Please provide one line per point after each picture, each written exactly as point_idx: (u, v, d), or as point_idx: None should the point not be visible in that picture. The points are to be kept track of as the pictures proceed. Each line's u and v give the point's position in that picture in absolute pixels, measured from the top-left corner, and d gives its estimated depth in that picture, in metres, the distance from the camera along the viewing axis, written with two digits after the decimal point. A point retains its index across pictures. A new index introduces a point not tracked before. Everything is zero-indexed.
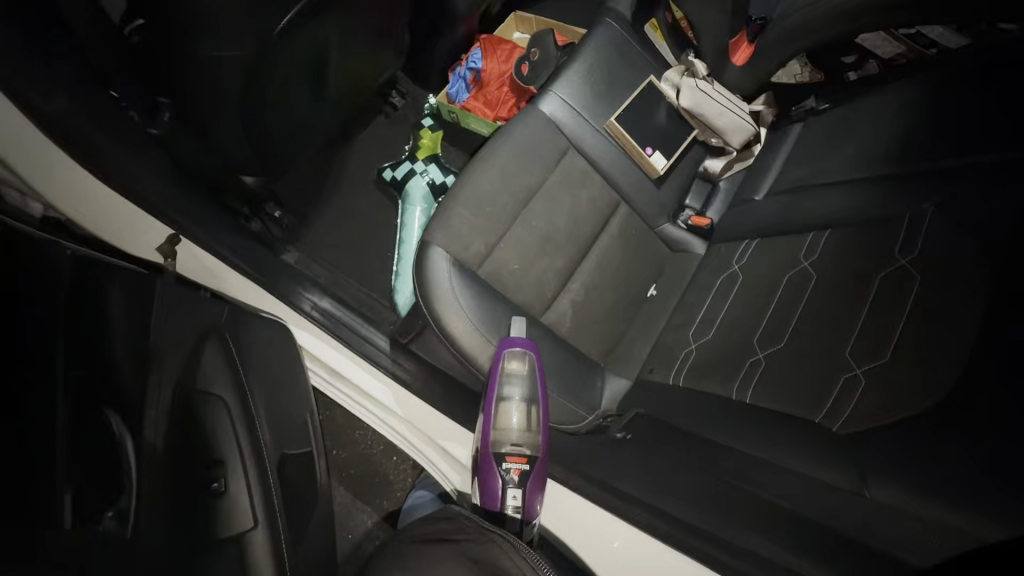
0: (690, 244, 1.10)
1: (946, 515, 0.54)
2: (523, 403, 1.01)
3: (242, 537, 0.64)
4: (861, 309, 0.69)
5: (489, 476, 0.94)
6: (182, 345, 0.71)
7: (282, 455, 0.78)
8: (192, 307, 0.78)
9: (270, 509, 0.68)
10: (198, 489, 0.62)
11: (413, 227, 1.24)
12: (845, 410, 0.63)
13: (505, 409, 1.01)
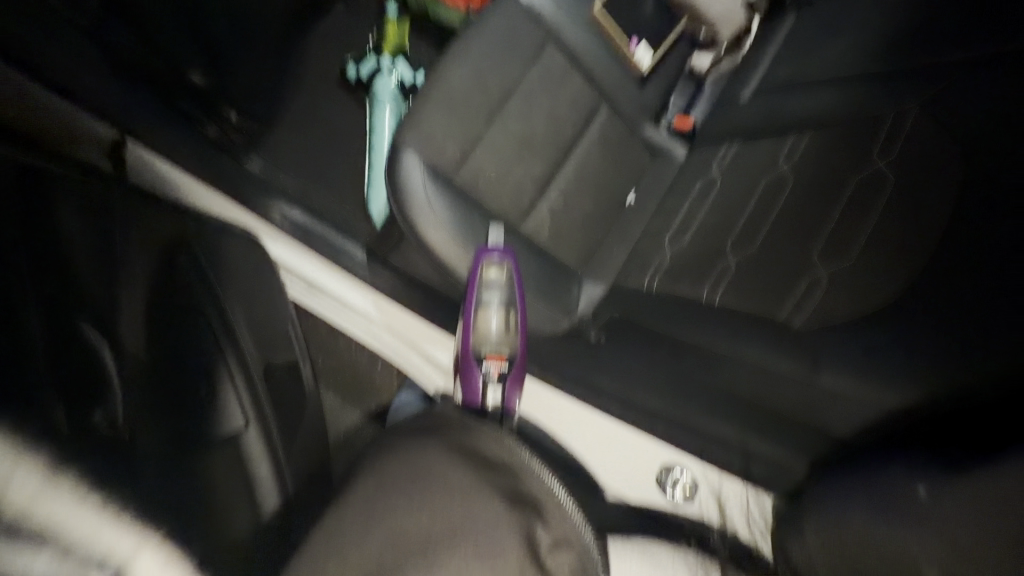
0: (672, 147, 1.09)
1: (888, 397, 0.59)
2: (501, 307, 0.98)
3: (235, 437, 0.67)
4: (834, 213, 0.71)
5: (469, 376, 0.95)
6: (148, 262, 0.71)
7: (267, 362, 0.79)
8: (150, 220, 0.76)
9: (262, 411, 0.71)
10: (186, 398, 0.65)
11: (384, 132, 1.16)
12: (809, 306, 0.67)
13: (484, 314, 0.99)
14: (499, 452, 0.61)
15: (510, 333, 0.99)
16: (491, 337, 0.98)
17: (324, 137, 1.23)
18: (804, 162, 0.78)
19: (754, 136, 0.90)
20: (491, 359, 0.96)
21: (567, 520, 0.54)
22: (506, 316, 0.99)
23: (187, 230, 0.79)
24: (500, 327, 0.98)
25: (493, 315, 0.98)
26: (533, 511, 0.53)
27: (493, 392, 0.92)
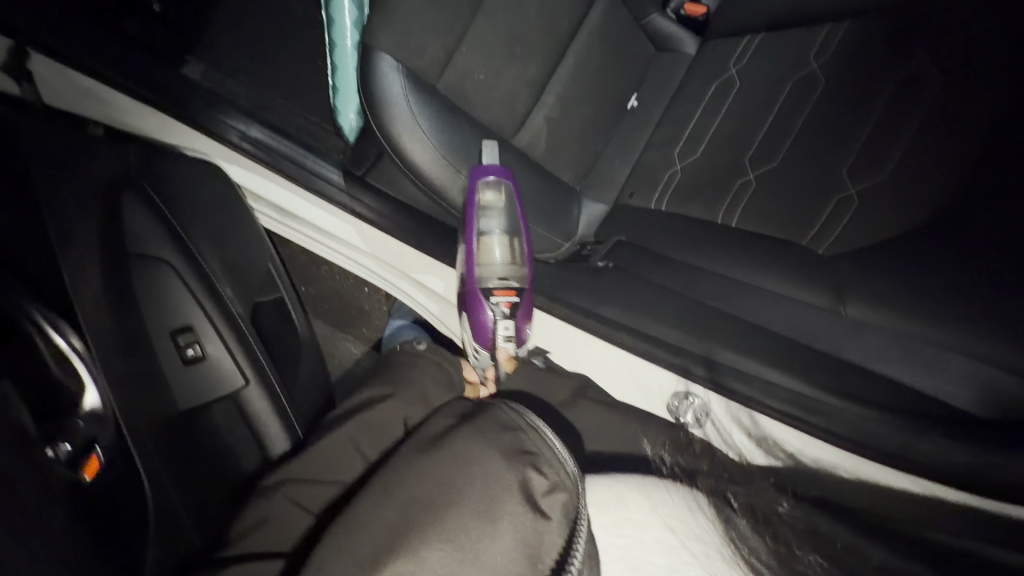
0: (681, 42, 0.96)
1: (923, 326, 0.54)
2: (505, 233, 0.82)
3: (237, 393, 0.65)
4: (868, 122, 0.64)
5: (475, 311, 0.80)
6: (97, 213, 0.61)
7: (254, 304, 0.76)
8: (80, 156, 0.63)
9: (264, 365, 0.68)
10: (172, 359, 0.62)
11: (345, 23, 0.98)
12: (834, 231, 0.62)
13: (485, 242, 0.82)
14: (489, 405, 0.59)
15: (518, 263, 0.81)
16: (496, 266, 0.81)
17: (274, 32, 1.03)
18: (838, 59, 0.70)
19: (780, 26, 0.79)
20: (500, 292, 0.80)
21: (561, 467, 0.52)
22: (511, 243, 0.83)
23: (131, 166, 0.67)
24: (505, 257, 0.81)
25: (496, 244, 0.82)
26: (529, 460, 0.51)
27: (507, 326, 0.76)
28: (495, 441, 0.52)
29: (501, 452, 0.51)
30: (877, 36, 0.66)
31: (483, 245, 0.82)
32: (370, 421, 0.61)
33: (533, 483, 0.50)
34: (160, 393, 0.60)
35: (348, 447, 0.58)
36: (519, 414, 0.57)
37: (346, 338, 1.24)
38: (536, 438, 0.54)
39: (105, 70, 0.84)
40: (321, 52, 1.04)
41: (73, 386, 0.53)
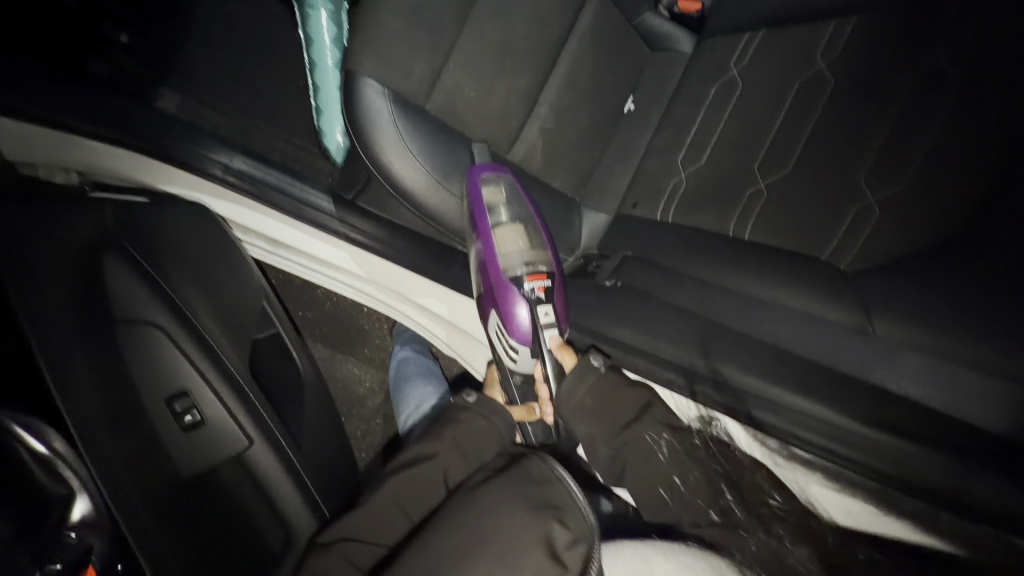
0: (676, 41, 0.92)
1: (956, 347, 0.51)
2: (520, 221, 0.79)
3: (242, 454, 0.63)
4: (884, 126, 0.61)
5: (510, 303, 0.72)
6: (76, 288, 0.59)
7: (252, 342, 0.73)
8: (55, 222, 0.61)
9: (266, 421, 0.65)
10: (171, 426, 0.60)
11: (324, 41, 0.93)
12: (855, 245, 0.60)
13: (501, 233, 0.77)
14: (521, 456, 0.56)
15: (539, 247, 0.77)
16: (518, 255, 0.76)
17: (250, 56, 0.99)
18: (846, 56, 0.66)
19: (782, 22, 0.75)
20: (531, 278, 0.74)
21: (584, 519, 0.50)
22: (528, 230, 0.79)
23: (112, 226, 0.64)
24: (526, 241, 0.77)
25: (514, 232, 0.77)
26: (552, 513, 0.49)
27: (547, 310, 0.72)
28: (521, 497, 0.50)
29: (526, 508, 0.49)
30: (885, 33, 0.63)
31: (502, 236, 0.77)
32: (401, 482, 0.57)
33: (556, 538, 0.48)
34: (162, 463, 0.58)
35: (393, 505, 0.56)
36: (548, 465, 0.54)
37: (349, 363, 1.20)
38: (562, 490, 0.51)
39: (77, 119, 0.80)
40: (301, 73, 1.00)
41: (61, 493, 0.53)
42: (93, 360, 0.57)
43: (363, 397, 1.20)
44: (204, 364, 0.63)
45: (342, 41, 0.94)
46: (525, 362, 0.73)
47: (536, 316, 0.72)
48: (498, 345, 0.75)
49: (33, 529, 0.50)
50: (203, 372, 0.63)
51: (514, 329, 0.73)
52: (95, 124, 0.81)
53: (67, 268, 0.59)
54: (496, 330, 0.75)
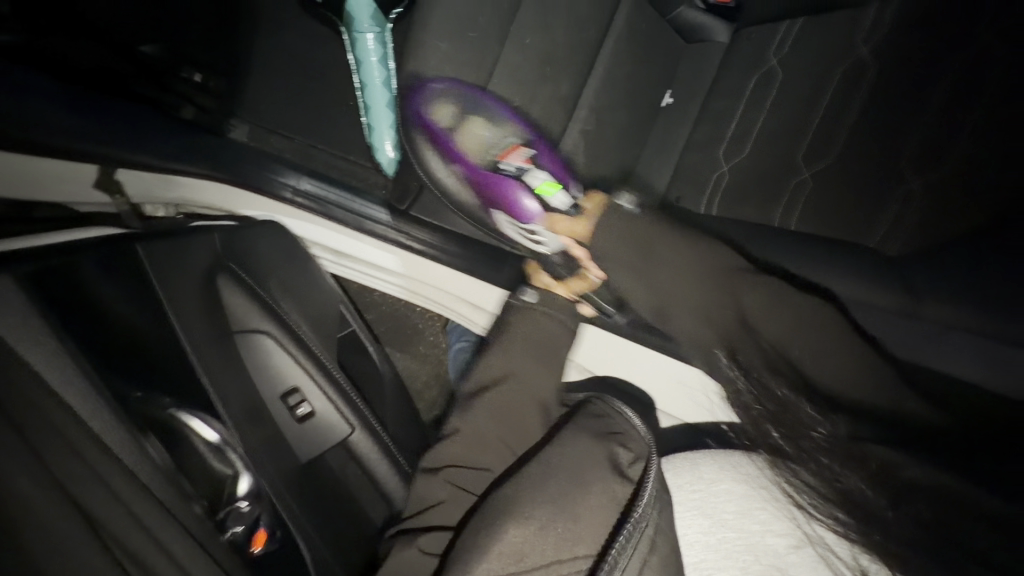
0: (711, 32, 0.92)
1: None
2: (477, 113, 0.86)
3: (346, 440, 0.71)
4: (928, 109, 0.62)
5: (506, 187, 0.81)
6: (201, 299, 0.66)
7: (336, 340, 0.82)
8: (178, 240, 0.66)
9: (363, 410, 0.73)
10: (287, 419, 0.68)
11: (371, 63, 1.00)
12: (905, 229, 0.61)
13: (467, 131, 0.87)
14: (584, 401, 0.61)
15: (506, 125, 0.86)
16: (489, 142, 0.87)
17: (306, 81, 1.07)
18: (890, 41, 0.67)
19: (820, 9, 0.76)
20: (509, 154, 0.84)
21: (644, 442, 0.55)
22: (492, 116, 0.86)
23: (219, 247, 0.72)
24: (491, 125, 0.86)
25: (479, 124, 0.86)
26: (614, 439, 0.55)
27: (536, 172, 0.79)
28: (587, 430, 0.56)
29: (591, 436, 0.55)
30: (928, 16, 0.64)
31: (468, 136, 0.87)
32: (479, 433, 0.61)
33: (620, 458, 0.54)
34: (284, 451, 0.66)
35: (476, 445, 0.61)
36: (607, 402, 0.60)
37: (406, 357, 1.29)
38: (617, 419, 0.57)
39: (179, 151, 0.87)
40: (351, 94, 1.07)
41: (226, 475, 0.55)
42: (223, 361, 0.64)
43: (420, 390, 1.29)
44: (306, 362, 0.72)
45: (388, 61, 1.01)
46: (550, 238, 0.73)
47: (529, 183, 0.79)
48: (523, 242, 0.80)
49: (217, 502, 0.54)
50: (306, 372, 0.71)
51: (525, 213, 0.78)
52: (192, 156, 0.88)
53: (195, 282, 0.66)
54: (511, 227, 0.81)
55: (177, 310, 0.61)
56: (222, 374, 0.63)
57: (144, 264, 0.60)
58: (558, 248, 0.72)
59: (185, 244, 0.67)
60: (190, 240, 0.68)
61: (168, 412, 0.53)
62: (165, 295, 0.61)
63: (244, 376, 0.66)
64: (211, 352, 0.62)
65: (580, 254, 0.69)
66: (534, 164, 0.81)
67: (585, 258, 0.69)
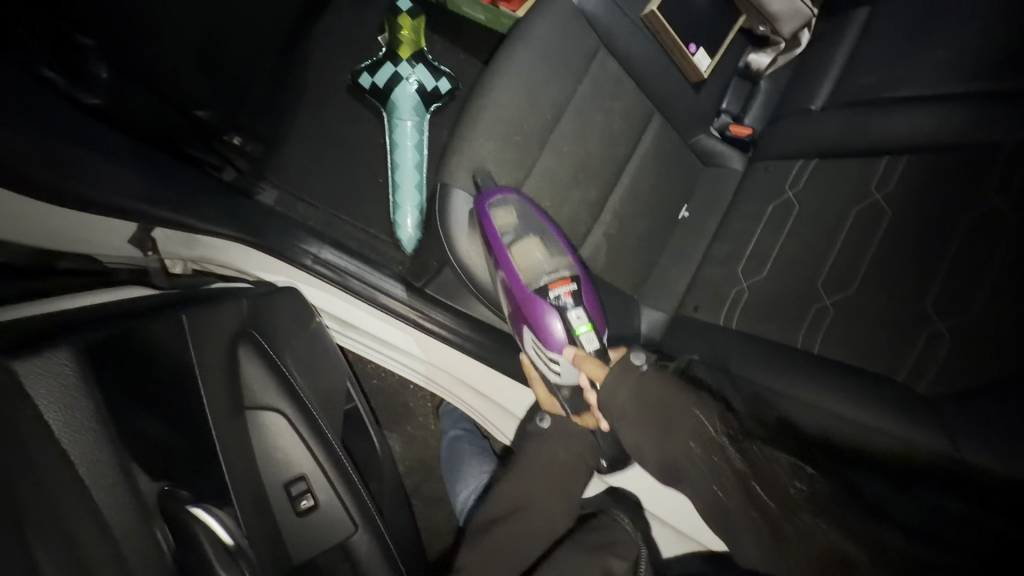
0: (726, 158, 1.00)
1: None
2: (532, 229, 0.86)
3: (345, 541, 0.64)
4: (943, 258, 0.67)
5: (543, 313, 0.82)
6: (223, 368, 0.62)
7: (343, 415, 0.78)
8: (212, 306, 0.64)
9: (368, 507, 0.67)
10: (289, 514, 0.60)
11: (407, 146, 1.05)
12: (930, 369, 0.63)
13: (519, 250, 0.86)
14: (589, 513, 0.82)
15: (556, 255, 0.86)
16: (540, 265, 0.85)
17: (341, 156, 1.10)
18: (901, 190, 0.74)
19: (834, 154, 0.84)
20: (556, 284, 0.84)
21: (634, 547, 0.76)
22: (544, 238, 0.86)
23: (246, 314, 0.70)
24: (544, 250, 0.86)
25: (532, 245, 0.85)
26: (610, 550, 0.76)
27: (577, 312, 0.82)
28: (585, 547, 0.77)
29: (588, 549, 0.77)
30: (938, 175, 0.71)
31: (520, 251, 0.85)
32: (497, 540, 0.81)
33: (614, 566, 0.75)
34: (280, 550, 0.57)
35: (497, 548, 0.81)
36: (610, 515, 0.80)
37: (392, 438, 1.21)
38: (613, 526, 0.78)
39: (213, 214, 0.86)
40: (382, 171, 1.10)
41: None
42: (239, 439, 0.58)
43: (402, 476, 1.19)
44: (314, 444, 0.66)
45: (422, 148, 1.06)
46: (568, 370, 0.81)
47: (568, 319, 0.82)
48: (538, 360, 0.84)
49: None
50: (315, 456, 0.65)
51: (551, 341, 0.82)
52: (224, 217, 0.88)
53: (222, 349, 0.63)
54: (534, 346, 0.84)
55: (207, 385, 0.57)
56: (236, 455, 0.57)
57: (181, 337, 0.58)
58: (570, 381, 0.81)
59: (215, 308, 0.65)
60: (219, 305, 0.66)
61: (184, 508, 0.48)
62: (200, 371, 0.57)
63: (252, 456, 0.60)
64: (227, 431, 0.57)
65: (590, 400, 0.78)
66: (576, 304, 0.82)
67: (592, 407, 0.77)
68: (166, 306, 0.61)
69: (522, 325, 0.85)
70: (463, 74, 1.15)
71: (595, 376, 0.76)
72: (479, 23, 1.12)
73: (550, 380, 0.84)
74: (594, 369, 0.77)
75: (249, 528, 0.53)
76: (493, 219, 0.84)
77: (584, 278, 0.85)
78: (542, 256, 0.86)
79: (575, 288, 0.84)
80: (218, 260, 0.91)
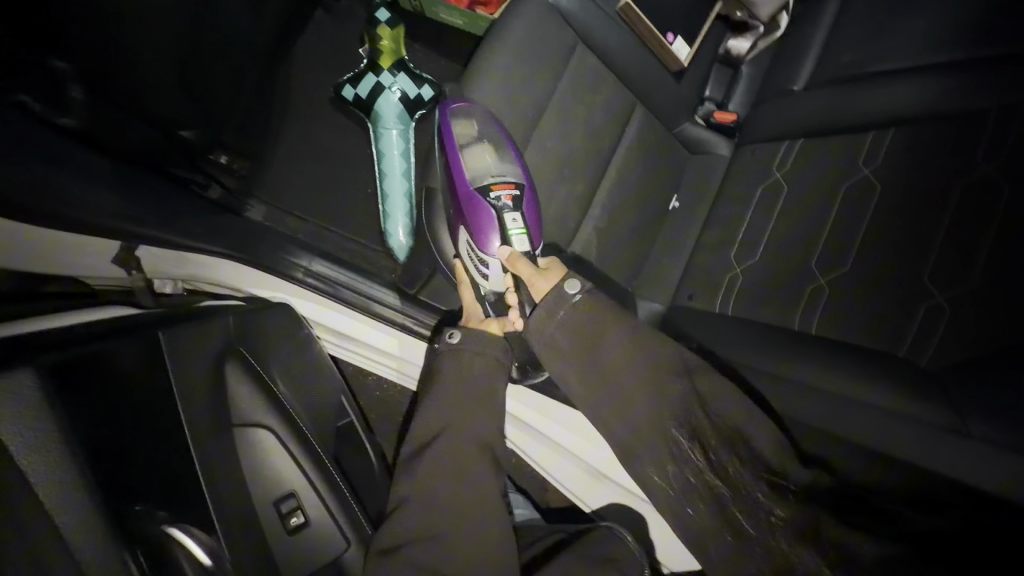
0: (713, 145, 1.00)
1: None
2: (489, 137, 0.86)
3: (339, 559, 0.63)
4: (938, 231, 0.66)
5: (478, 210, 0.83)
6: (209, 387, 0.62)
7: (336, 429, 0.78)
8: (198, 325, 0.64)
9: (361, 522, 0.66)
10: (279, 532, 0.60)
11: (393, 155, 1.05)
12: (931, 343, 0.62)
13: (471, 154, 0.86)
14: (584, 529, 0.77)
15: (504, 159, 0.85)
16: (487, 167, 0.85)
17: (328, 170, 1.10)
18: (889, 164, 0.73)
19: (820, 132, 0.83)
20: (499, 186, 0.84)
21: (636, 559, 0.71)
22: (498, 146, 0.85)
23: (233, 332, 0.70)
24: (496, 154, 0.85)
25: (483, 148, 0.85)
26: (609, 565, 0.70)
27: (513, 216, 0.82)
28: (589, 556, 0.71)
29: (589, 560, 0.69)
30: (926, 144, 0.70)
31: (470, 152, 0.86)
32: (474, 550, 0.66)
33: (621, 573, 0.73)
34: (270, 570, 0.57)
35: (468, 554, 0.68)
36: (607, 532, 0.75)
37: (396, 449, 1.20)
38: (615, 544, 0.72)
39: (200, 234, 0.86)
40: (370, 182, 1.10)
41: None
42: (224, 458, 0.58)
43: None
44: (306, 461, 0.66)
45: (409, 154, 1.06)
46: (495, 275, 0.83)
47: (504, 223, 0.82)
48: (470, 264, 0.85)
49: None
50: (306, 474, 0.65)
51: (483, 244, 0.83)
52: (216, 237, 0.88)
53: (207, 368, 0.63)
54: (467, 248, 0.85)
55: (185, 403, 0.57)
56: (221, 475, 0.57)
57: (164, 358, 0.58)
58: (496, 283, 0.83)
59: (201, 325, 0.65)
60: (205, 323, 0.66)
61: None
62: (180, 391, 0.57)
63: (240, 475, 0.59)
64: (212, 448, 0.57)
65: (511, 299, 0.78)
66: (514, 210, 0.82)
67: (513, 306, 0.77)
68: (149, 326, 0.60)
69: (460, 225, 0.86)
70: (446, 80, 1.16)
71: (528, 281, 0.74)
72: (458, 28, 1.13)
73: (477, 283, 0.84)
74: (529, 274, 0.75)
75: (233, 547, 0.53)
76: (454, 131, 0.87)
77: (529, 186, 0.85)
78: (493, 156, 0.85)
79: (517, 192, 0.84)
80: (211, 279, 0.91)
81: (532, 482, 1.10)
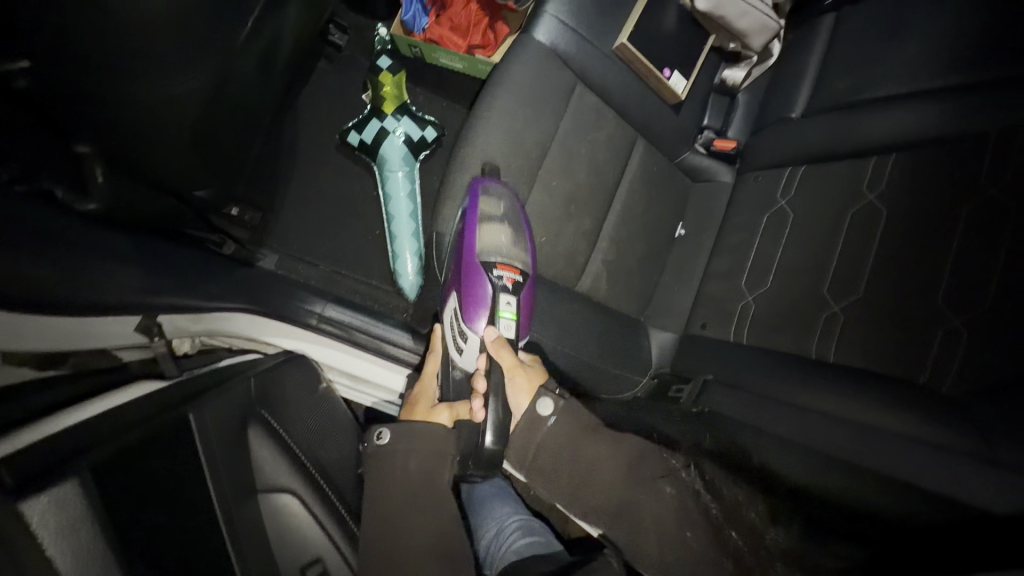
0: (715, 172, 1.01)
1: None
2: (513, 192, 0.88)
3: None
4: (949, 255, 0.66)
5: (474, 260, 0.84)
6: (232, 455, 0.63)
7: None
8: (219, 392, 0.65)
9: None
10: None
11: (400, 197, 1.07)
12: (953, 370, 0.61)
13: (487, 210, 0.85)
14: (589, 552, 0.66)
15: (518, 243, 0.86)
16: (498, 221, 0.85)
17: (337, 214, 1.12)
18: (894, 190, 0.73)
19: (821, 159, 0.84)
20: (504, 249, 0.84)
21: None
22: (515, 215, 0.85)
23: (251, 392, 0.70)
24: (512, 218, 0.85)
25: (501, 210, 0.85)
26: None
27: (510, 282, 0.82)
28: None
29: None
30: (930, 168, 0.71)
31: (487, 211, 0.85)
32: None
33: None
34: None
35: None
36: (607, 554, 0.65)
37: None
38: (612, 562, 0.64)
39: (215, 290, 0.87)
40: (378, 224, 1.12)
41: None
42: (248, 528, 0.59)
43: None
44: (331, 524, 0.67)
45: (415, 195, 1.08)
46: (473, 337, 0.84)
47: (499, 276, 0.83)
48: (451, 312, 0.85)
49: None
50: (331, 538, 0.66)
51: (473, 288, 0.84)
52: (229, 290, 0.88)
53: (229, 434, 0.64)
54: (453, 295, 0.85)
55: (211, 473, 0.58)
56: (251, 547, 0.59)
57: (189, 431, 0.58)
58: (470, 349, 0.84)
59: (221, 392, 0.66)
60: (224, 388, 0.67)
61: None
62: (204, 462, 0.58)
63: (265, 547, 0.61)
64: (237, 520, 0.58)
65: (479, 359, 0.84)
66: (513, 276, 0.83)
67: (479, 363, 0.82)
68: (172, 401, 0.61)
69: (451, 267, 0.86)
70: (448, 120, 1.18)
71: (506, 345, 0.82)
72: (457, 70, 1.16)
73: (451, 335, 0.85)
74: (508, 333, 0.84)
75: None
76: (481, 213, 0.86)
77: (528, 250, 0.87)
78: (507, 213, 0.85)
79: (521, 263, 0.84)
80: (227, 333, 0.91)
81: (553, 516, 1.07)
